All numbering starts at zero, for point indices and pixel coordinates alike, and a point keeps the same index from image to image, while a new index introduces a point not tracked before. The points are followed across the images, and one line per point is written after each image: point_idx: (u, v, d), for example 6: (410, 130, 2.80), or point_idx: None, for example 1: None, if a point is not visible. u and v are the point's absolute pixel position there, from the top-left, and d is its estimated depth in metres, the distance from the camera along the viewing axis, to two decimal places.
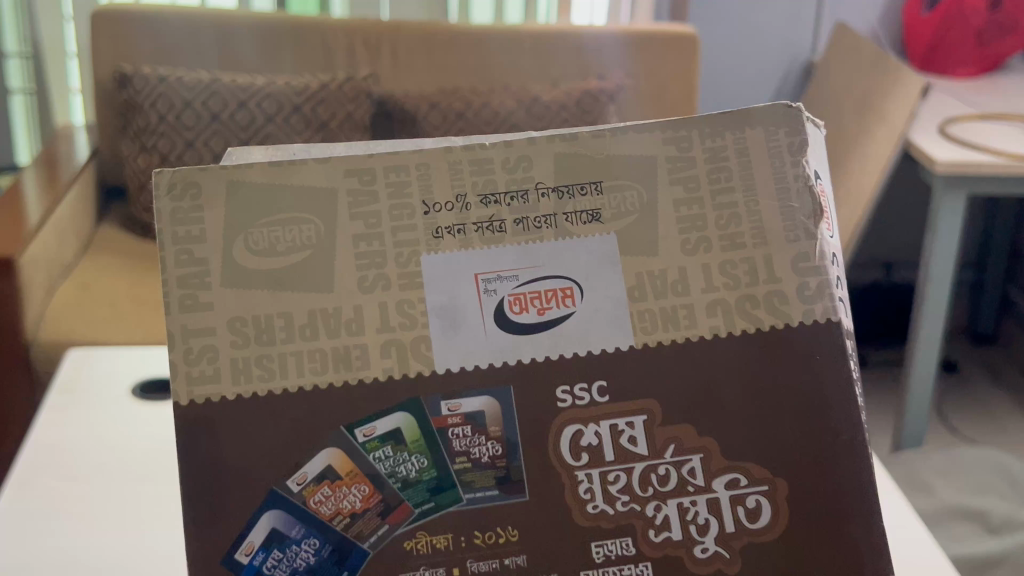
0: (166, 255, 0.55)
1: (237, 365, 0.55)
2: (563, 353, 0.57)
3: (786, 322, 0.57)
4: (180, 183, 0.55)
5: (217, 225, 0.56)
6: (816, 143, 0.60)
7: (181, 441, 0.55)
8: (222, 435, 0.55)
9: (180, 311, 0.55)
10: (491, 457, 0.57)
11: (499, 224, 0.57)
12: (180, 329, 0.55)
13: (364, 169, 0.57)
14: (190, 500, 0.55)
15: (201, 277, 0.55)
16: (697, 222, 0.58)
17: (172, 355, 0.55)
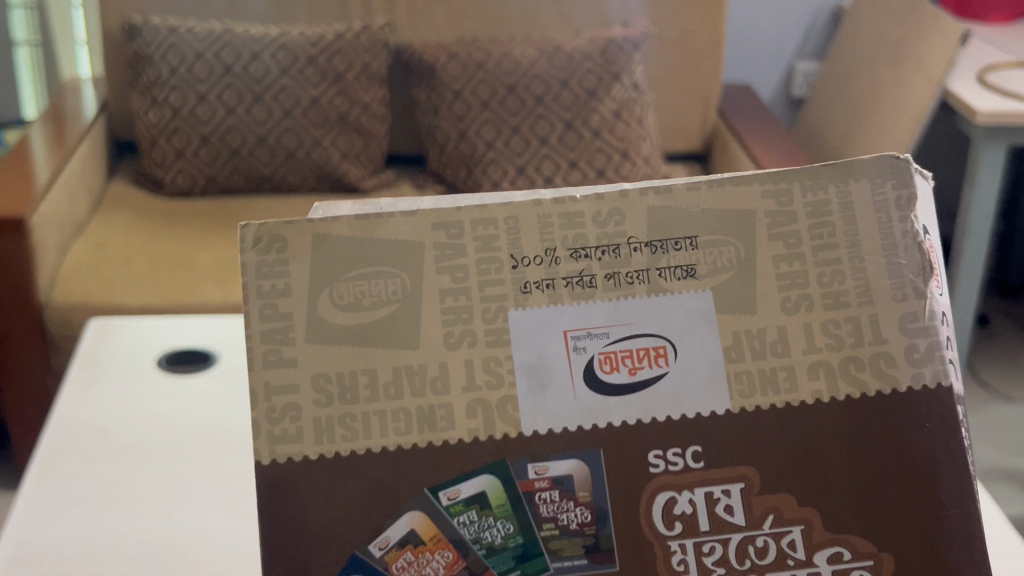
0: (251, 309, 0.54)
1: (320, 424, 0.53)
2: (656, 417, 0.54)
3: (894, 387, 0.55)
4: (266, 236, 0.54)
5: (302, 279, 0.54)
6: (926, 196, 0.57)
7: (262, 501, 0.53)
8: (304, 495, 0.53)
9: (264, 366, 0.54)
10: (580, 524, 0.54)
11: (589, 279, 0.56)
12: (263, 385, 0.54)
13: (451, 222, 0.56)
14: (271, 562, 0.53)
15: (286, 332, 0.54)
16: (797, 278, 0.56)
17: (254, 413, 0.54)
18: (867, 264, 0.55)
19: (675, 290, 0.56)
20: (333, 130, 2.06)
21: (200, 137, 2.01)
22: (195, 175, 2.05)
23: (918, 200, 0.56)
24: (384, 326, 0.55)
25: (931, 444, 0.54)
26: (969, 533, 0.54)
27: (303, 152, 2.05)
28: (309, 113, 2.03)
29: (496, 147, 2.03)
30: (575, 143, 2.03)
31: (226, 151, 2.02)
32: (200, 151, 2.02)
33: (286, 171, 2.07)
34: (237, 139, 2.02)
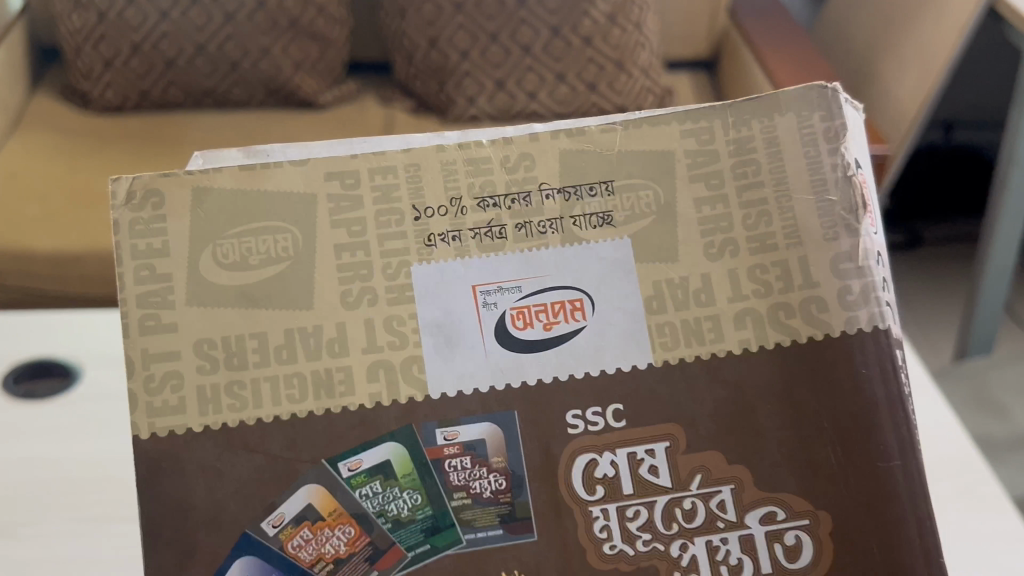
0: (125, 271, 0.49)
1: (205, 394, 0.49)
2: (574, 374, 0.51)
3: (827, 333, 0.51)
4: (140, 191, 0.50)
5: (181, 237, 0.50)
6: (857, 129, 0.54)
7: (142, 482, 0.49)
8: (188, 472, 0.49)
9: (142, 333, 0.49)
10: (494, 492, 0.50)
11: (498, 229, 0.51)
12: (140, 354, 0.49)
13: (346, 171, 0.51)
14: (151, 546, 0.48)
15: (164, 295, 0.49)
16: (721, 221, 0.52)
17: (131, 384, 0.49)
18: (795, 204, 0.52)
19: (592, 239, 0.52)
20: (281, 37, 1.57)
21: (132, 45, 1.51)
22: (127, 91, 1.56)
23: (850, 132, 0.52)
24: (274, 286, 0.50)
25: (867, 393, 0.51)
26: (912, 487, 0.50)
27: (249, 64, 1.57)
28: (255, 18, 1.55)
29: (473, 60, 1.56)
30: (563, 53, 1.55)
31: (160, 63, 1.53)
32: (132, 62, 1.53)
33: (234, 86, 1.60)
34: (173, 47, 1.52)
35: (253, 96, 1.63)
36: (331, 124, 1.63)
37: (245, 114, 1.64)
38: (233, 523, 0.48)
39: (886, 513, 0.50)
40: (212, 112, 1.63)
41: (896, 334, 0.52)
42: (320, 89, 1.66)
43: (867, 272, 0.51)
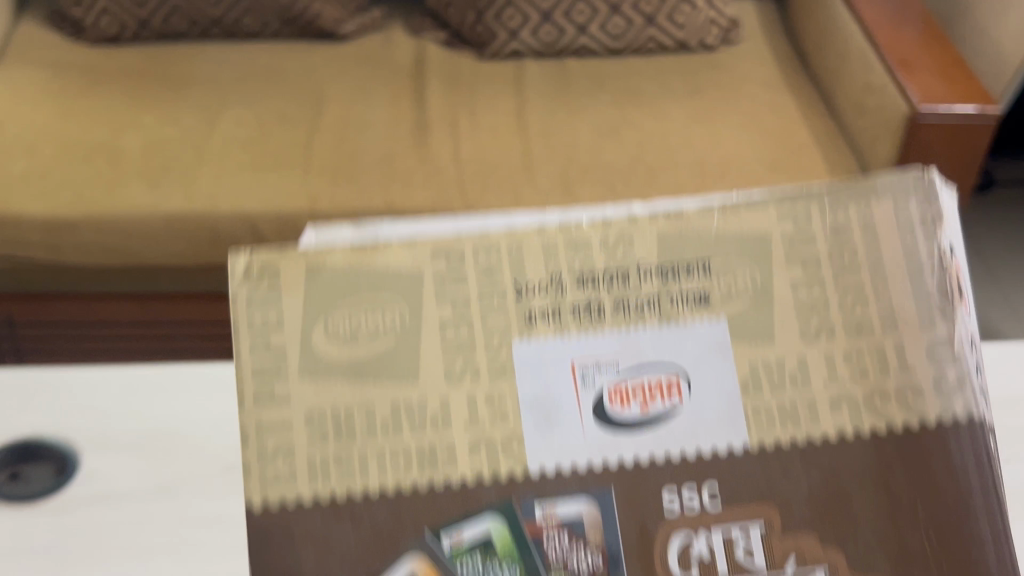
0: (242, 344, 0.51)
1: (315, 464, 0.51)
2: (669, 454, 0.52)
3: (921, 419, 0.52)
4: (258, 266, 0.51)
5: (295, 312, 0.51)
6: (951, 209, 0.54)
7: (253, 549, 0.51)
8: (299, 542, 0.51)
9: (255, 404, 0.51)
10: (591, 568, 0.52)
11: (597, 308, 0.52)
12: (255, 423, 0.51)
13: (451, 248, 0.52)
14: None
15: (277, 368, 0.51)
16: (822, 305, 0.53)
17: (245, 454, 0.51)
18: (896, 291, 0.53)
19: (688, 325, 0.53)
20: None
21: None
22: (121, 17, 1.63)
23: (945, 216, 0.52)
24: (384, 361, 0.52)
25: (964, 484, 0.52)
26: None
27: None
28: None
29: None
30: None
31: None
32: None
33: (244, 13, 1.67)
34: None
35: (267, 24, 1.70)
36: (358, 60, 1.69)
37: (241, 49, 1.69)
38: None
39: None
40: (219, 42, 1.71)
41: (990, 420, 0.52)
42: (342, 17, 1.73)
43: (956, 359, 0.52)
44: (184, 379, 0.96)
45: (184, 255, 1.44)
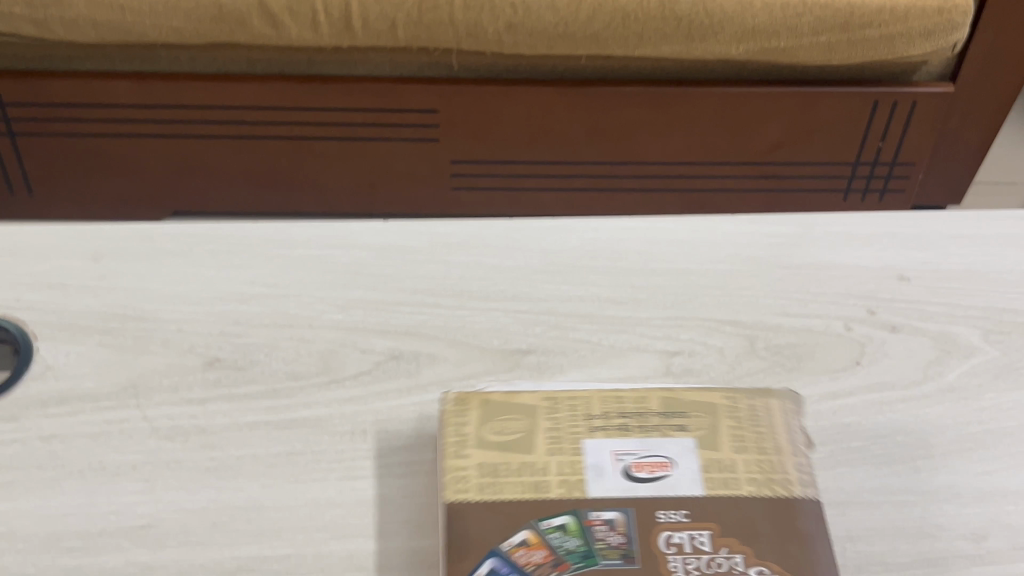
0: (279, 434, 0.56)
1: (332, 523, 0.53)
2: (669, 501, 0.53)
3: (950, 532, 0.54)
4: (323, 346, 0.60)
5: (337, 407, 0.58)
6: (1001, 368, 0.61)
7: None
8: (335, 549, 0.52)
9: (287, 482, 0.55)
10: (614, 536, 0.52)
11: (642, 412, 0.57)
12: (274, 491, 0.54)
13: (514, 349, 0.61)
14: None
15: (304, 460, 0.56)
16: (861, 433, 0.58)
17: (249, 503, 0.54)
18: (909, 394, 0.60)
19: (748, 439, 0.56)
20: None
21: None
22: None
23: (974, 344, 0.62)
24: (463, 448, 0.56)
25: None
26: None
27: None
28: None
29: None
30: None
31: None
32: None
33: None
34: None
35: None
36: None
37: None
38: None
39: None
40: None
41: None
42: None
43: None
44: (159, 249, 0.65)
45: (188, 30, 1.19)
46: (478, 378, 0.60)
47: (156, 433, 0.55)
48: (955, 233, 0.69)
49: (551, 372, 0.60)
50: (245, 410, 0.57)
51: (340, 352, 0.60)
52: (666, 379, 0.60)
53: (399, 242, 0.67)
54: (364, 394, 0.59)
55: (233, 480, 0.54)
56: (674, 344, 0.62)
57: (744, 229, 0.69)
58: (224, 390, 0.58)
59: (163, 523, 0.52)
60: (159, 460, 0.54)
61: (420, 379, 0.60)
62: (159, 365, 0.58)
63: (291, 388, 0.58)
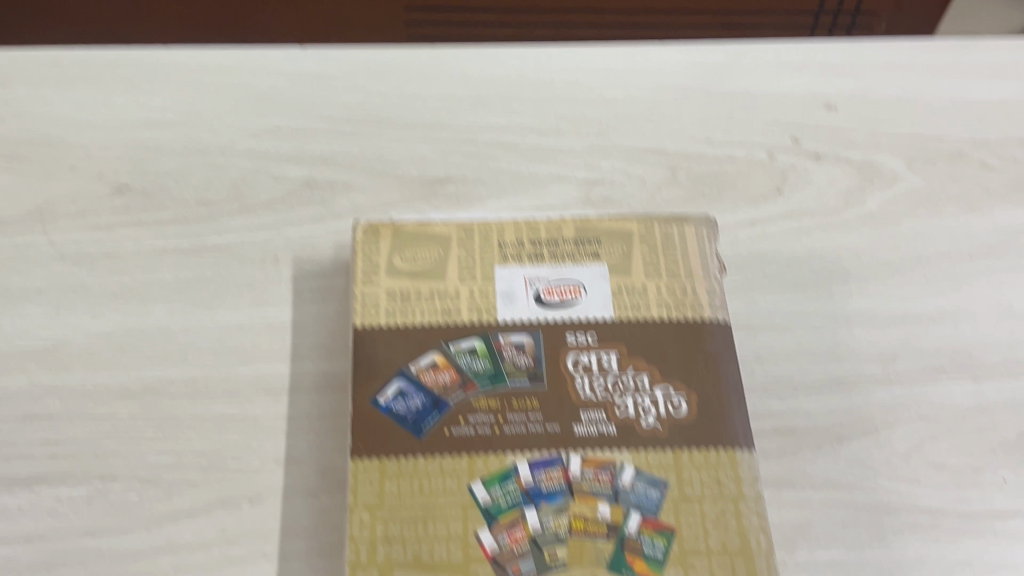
0: (188, 260, 0.56)
1: (240, 346, 0.53)
2: (578, 326, 0.53)
3: (858, 354, 0.55)
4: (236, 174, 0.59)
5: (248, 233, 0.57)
6: (922, 197, 0.61)
7: (159, 402, 0.51)
8: (244, 370, 0.52)
9: (195, 306, 0.54)
10: (522, 358, 0.51)
11: (556, 241, 0.56)
12: (182, 315, 0.54)
13: (432, 175, 0.60)
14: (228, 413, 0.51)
15: (213, 284, 0.55)
16: (776, 260, 0.58)
17: (156, 326, 0.54)
18: (827, 222, 0.60)
19: (660, 266, 0.55)
20: None
21: None
22: None
23: (895, 173, 0.62)
24: (375, 275, 0.54)
25: (961, 449, 0.52)
26: (1003, 525, 0.50)
27: None
28: None
29: None
30: None
31: None
32: None
33: None
34: None
35: None
36: None
37: None
38: (273, 531, 0.48)
39: (969, 555, 0.49)
40: None
41: (930, 356, 0.55)
42: None
43: (936, 303, 0.57)
44: (70, 74, 0.63)
45: None
46: (394, 208, 0.59)
47: (63, 259, 0.56)
48: (890, 62, 0.68)
49: (469, 203, 0.59)
50: (154, 236, 0.57)
51: (253, 180, 0.59)
52: (584, 209, 0.60)
53: (319, 69, 0.65)
54: (276, 221, 0.58)
55: (140, 304, 0.54)
56: (594, 174, 0.61)
57: (674, 57, 0.68)
58: (133, 216, 0.57)
59: (69, 346, 0.53)
60: (65, 285, 0.55)
61: (335, 208, 0.59)
62: (67, 192, 0.58)
63: (202, 214, 0.58)
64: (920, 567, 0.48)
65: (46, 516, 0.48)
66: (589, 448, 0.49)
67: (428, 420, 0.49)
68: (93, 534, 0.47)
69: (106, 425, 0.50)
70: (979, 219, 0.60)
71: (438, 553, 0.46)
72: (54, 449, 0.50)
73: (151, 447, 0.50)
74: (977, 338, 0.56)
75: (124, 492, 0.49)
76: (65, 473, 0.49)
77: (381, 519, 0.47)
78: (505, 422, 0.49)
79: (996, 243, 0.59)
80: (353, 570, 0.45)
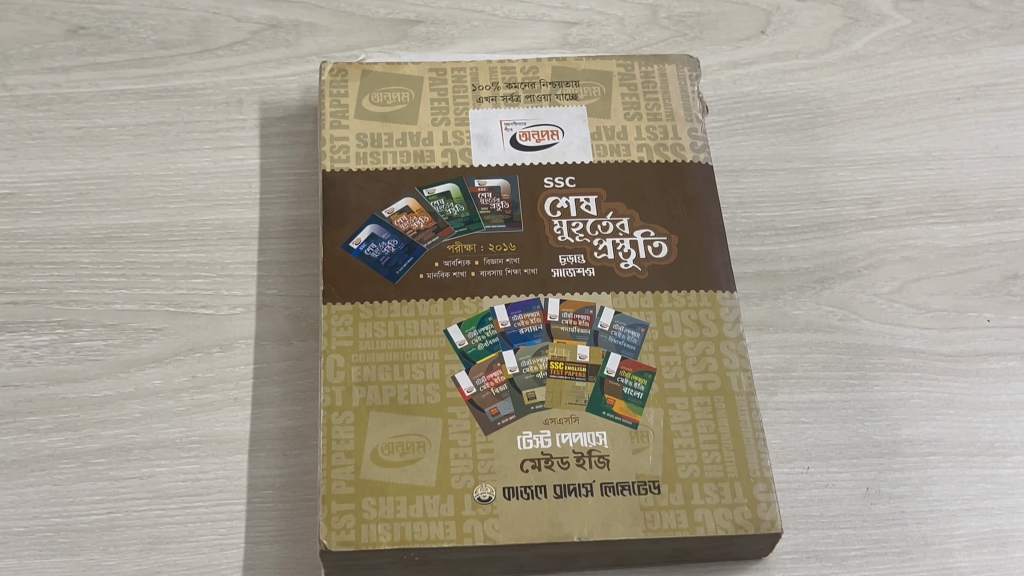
0: (148, 104, 0.54)
1: (205, 193, 0.51)
2: (556, 168, 0.51)
3: (842, 197, 0.54)
4: (195, 16, 0.57)
5: (211, 77, 0.55)
6: (908, 38, 0.59)
7: (124, 250, 0.50)
8: (209, 218, 0.51)
9: (157, 152, 0.52)
10: (498, 203, 0.50)
11: (533, 83, 0.54)
12: (143, 161, 0.52)
13: (402, 16, 0.58)
14: (194, 263, 0.49)
15: (175, 129, 0.53)
16: (759, 102, 0.57)
17: (118, 172, 0.52)
18: (811, 63, 0.58)
19: (641, 107, 0.53)
20: None
21: None
22: None
23: (882, 13, 0.60)
24: (344, 116, 0.51)
25: (945, 291, 0.51)
26: (987, 365, 0.49)
27: None
28: None
29: None
30: None
31: None
32: None
33: None
34: None
35: None
36: None
37: None
38: (245, 377, 0.47)
39: (952, 396, 0.48)
40: None
41: (916, 200, 0.54)
42: None
43: (922, 145, 0.55)
44: None
45: None
46: (362, 50, 0.56)
47: (17, 102, 0.53)
48: None
49: (441, 44, 0.57)
50: (111, 80, 0.54)
51: (213, 20, 0.57)
52: (561, 51, 0.57)
53: None
54: (239, 64, 0.55)
55: (99, 149, 0.52)
56: (571, 15, 0.59)
57: None
58: (89, 58, 0.55)
59: (26, 192, 0.51)
60: (20, 129, 0.52)
61: (301, 50, 0.56)
62: (18, 33, 0.55)
63: (161, 56, 0.55)
64: (902, 407, 0.48)
65: (9, 364, 0.46)
66: (568, 293, 0.48)
67: (404, 267, 0.48)
68: (58, 381, 0.46)
69: (68, 272, 0.49)
70: (967, 60, 0.58)
71: (414, 396, 0.45)
72: (15, 296, 0.48)
73: (116, 294, 0.48)
74: (962, 181, 0.54)
75: (90, 339, 0.47)
76: (28, 320, 0.47)
77: (356, 363, 0.45)
78: (482, 268, 0.48)
79: (984, 84, 0.58)
80: (327, 414, 0.44)
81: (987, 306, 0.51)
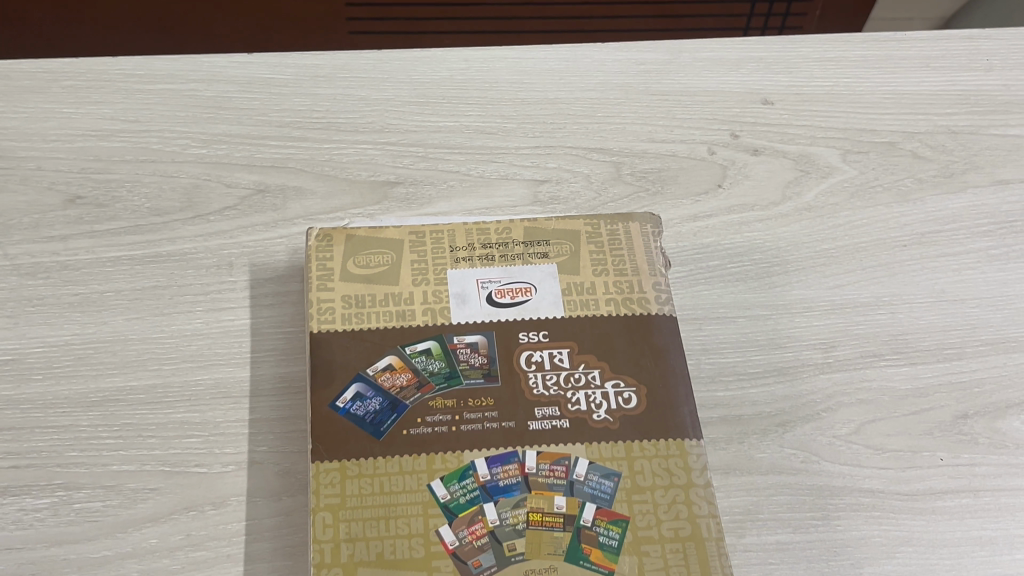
0: (143, 269, 0.57)
1: (198, 353, 0.54)
2: (530, 323, 0.54)
3: (800, 342, 0.57)
4: (187, 183, 0.60)
5: (202, 241, 0.58)
6: (855, 188, 0.63)
7: (122, 411, 0.52)
8: (202, 378, 0.53)
9: (152, 314, 0.55)
10: (476, 358, 0.53)
11: (506, 243, 0.57)
12: (139, 322, 0.55)
13: (382, 178, 0.62)
14: (188, 423, 0.52)
15: (168, 292, 0.56)
16: (720, 253, 0.60)
17: (115, 335, 0.54)
18: (767, 214, 0.62)
19: (608, 263, 0.56)
20: None
21: None
22: None
23: (827, 164, 0.64)
24: (330, 279, 0.55)
25: (899, 431, 0.54)
26: (941, 503, 0.52)
27: None
28: None
29: None
30: None
31: None
32: None
33: None
34: None
35: None
36: None
37: None
38: (237, 533, 0.49)
39: (910, 533, 0.51)
40: None
41: (869, 343, 0.57)
42: None
43: (874, 291, 0.59)
44: (18, 87, 0.64)
45: None
46: (345, 212, 0.60)
47: (17, 270, 0.56)
48: (820, 57, 0.71)
49: (420, 204, 0.60)
50: (109, 247, 0.58)
51: (204, 186, 0.60)
52: (533, 208, 0.61)
53: (265, 74, 0.66)
54: (229, 228, 0.59)
55: (97, 315, 0.55)
56: (541, 173, 0.63)
57: (614, 56, 0.70)
58: (87, 226, 0.58)
59: (27, 357, 0.53)
60: (21, 296, 0.55)
61: (287, 213, 0.60)
62: (19, 203, 0.59)
63: (155, 223, 0.59)
64: (863, 546, 0.50)
65: (12, 527, 0.48)
66: (544, 445, 0.50)
67: (388, 424, 0.50)
68: (58, 542, 0.48)
69: (67, 435, 0.51)
70: (911, 208, 0.63)
71: (400, 550, 0.47)
72: (17, 461, 0.50)
73: (113, 456, 0.51)
74: (912, 324, 0.58)
75: (88, 500, 0.49)
76: (28, 484, 0.50)
77: (343, 519, 0.48)
78: (462, 423, 0.51)
79: (928, 231, 0.62)
80: (317, 571, 0.46)
81: (940, 445, 0.54)
